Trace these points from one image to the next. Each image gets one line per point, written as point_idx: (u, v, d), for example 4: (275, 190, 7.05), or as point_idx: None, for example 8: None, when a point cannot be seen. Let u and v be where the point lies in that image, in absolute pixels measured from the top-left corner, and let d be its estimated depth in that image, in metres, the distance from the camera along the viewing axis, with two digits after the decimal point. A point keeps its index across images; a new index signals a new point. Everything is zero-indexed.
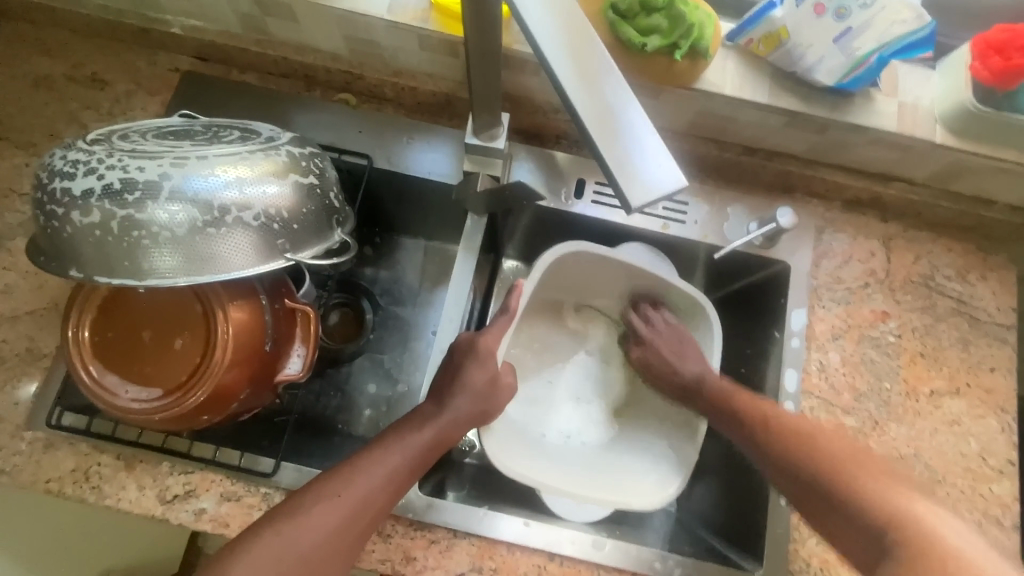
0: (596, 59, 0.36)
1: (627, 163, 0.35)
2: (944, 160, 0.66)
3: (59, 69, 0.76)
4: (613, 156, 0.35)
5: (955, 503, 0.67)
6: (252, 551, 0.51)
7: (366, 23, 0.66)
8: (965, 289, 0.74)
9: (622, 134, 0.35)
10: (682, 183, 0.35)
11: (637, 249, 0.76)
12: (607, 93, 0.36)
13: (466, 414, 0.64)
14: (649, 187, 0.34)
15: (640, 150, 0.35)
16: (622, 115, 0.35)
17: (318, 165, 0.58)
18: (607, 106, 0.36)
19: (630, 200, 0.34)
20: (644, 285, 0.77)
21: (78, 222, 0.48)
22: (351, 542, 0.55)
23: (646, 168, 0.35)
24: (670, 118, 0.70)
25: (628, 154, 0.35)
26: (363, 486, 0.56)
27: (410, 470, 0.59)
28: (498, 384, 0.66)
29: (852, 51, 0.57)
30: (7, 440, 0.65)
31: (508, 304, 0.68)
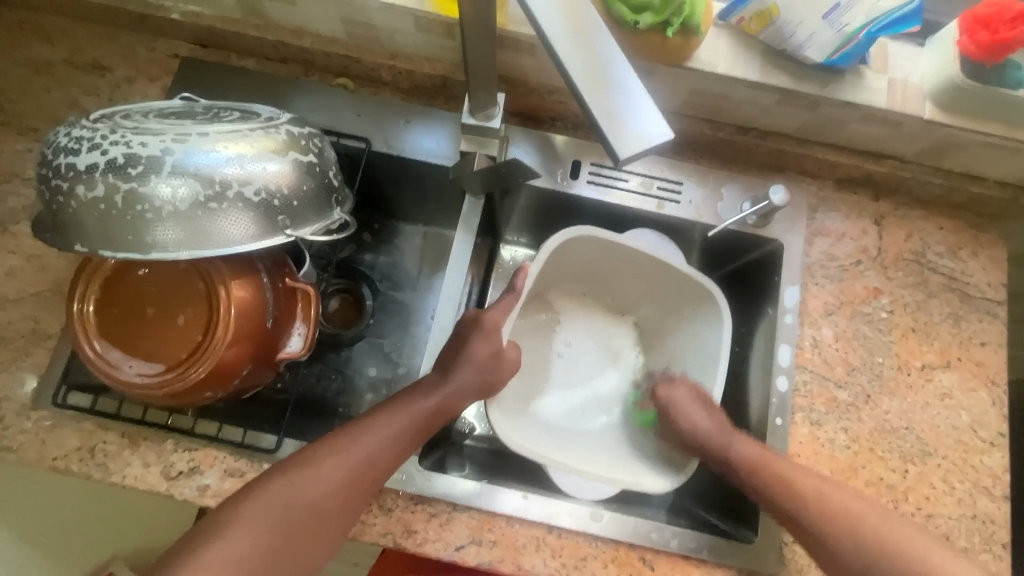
0: (588, 22, 0.38)
1: (617, 119, 0.37)
2: (934, 136, 0.67)
3: (60, 55, 0.77)
4: (603, 112, 0.37)
5: (945, 474, 0.68)
6: (262, 497, 0.53)
7: (363, 5, 0.67)
8: (957, 266, 0.75)
9: (611, 93, 0.37)
10: (670, 137, 0.37)
11: (641, 232, 0.77)
12: (599, 55, 0.38)
13: (467, 390, 0.65)
14: (637, 140, 0.37)
15: (628, 107, 0.37)
16: (612, 75, 0.38)
17: (317, 144, 0.59)
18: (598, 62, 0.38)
19: (621, 150, 0.36)
20: (650, 271, 0.78)
21: (82, 196, 0.49)
22: (357, 498, 0.57)
23: (635, 121, 0.37)
24: (665, 98, 0.70)
25: (618, 111, 0.37)
26: (370, 445, 0.58)
27: (414, 435, 0.61)
28: (499, 361, 0.68)
29: (842, 27, 0.58)
30: (13, 419, 0.66)
31: (514, 283, 0.69)
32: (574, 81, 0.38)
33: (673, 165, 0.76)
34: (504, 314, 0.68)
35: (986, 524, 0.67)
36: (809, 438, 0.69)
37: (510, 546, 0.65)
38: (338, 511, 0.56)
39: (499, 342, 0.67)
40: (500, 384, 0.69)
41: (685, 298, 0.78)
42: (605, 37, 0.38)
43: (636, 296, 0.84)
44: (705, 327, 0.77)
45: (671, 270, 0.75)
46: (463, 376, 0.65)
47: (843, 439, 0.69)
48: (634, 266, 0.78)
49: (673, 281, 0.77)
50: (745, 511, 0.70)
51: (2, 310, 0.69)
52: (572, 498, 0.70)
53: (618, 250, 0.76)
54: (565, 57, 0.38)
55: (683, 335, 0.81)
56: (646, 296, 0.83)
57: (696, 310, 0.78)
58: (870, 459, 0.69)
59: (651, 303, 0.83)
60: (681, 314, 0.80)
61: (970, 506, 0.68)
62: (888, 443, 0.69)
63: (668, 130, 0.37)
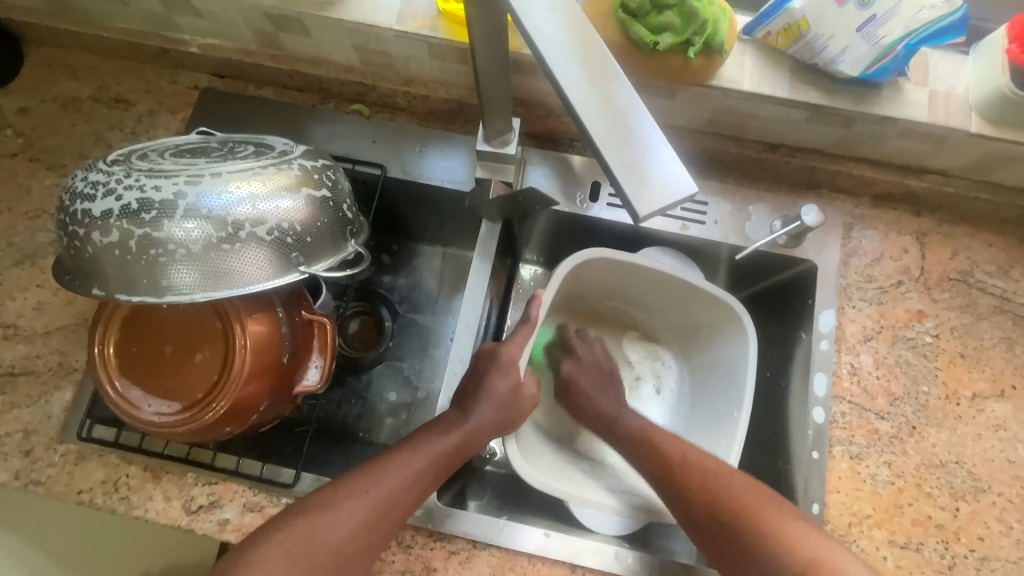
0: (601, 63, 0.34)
1: (635, 172, 0.33)
2: (982, 150, 0.62)
3: (85, 90, 0.78)
4: (619, 165, 0.33)
5: (1001, 514, 0.63)
6: (281, 540, 0.52)
7: (376, 34, 0.66)
8: (1008, 285, 0.70)
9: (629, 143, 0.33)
10: (693, 190, 0.34)
11: (659, 253, 0.75)
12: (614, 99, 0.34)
13: (487, 424, 0.64)
14: (656, 197, 0.33)
15: (645, 161, 0.33)
16: (629, 122, 0.34)
17: (331, 177, 0.58)
18: (613, 107, 0.33)
19: (641, 208, 0.32)
20: (671, 291, 0.75)
21: (99, 242, 0.49)
22: (376, 539, 0.55)
23: (655, 175, 0.33)
24: (688, 116, 0.67)
25: (634, 164, 0.33)
26: (390, 484, 0.56)
27: (432, 473, 0.59)
28: (520, 394, 0.66)
29: (878, 40, 0.54)
30: (42, 452, 0.67)
31: (528, 313, 0.67)
32: (587, 128, 0.34)
33: (698, 184, 0.73)
34: (519, 347, 0.66)
35: None
36: (849, 473, 0.65)
37: None
38: (357, 553, 0.54)
39: (518, 376, 0.66)
40: (520, 415, 0.67)
41: (711, 318, 0.75)
42: (620, 80, 0.34)
43: (665, 317, 0.81)
44: (731, 346, 0.73)
45: (692, 290, 0.72)
46: (482, 411, 0.63)
47: (886, 474, 0.65)
48: (656, 287, 0.75)
49: (697, 301, 0.74)
50: None
51: (31, 343, 0.70)
52: (597, 535, 0.68)
53: (636, 271, 0.73)
54: (577, 102, 0.33)
55: (713, 355, 0.77)
56: (674, 317, 0.80)
57: (723, 329, 0.74)
58: (916, 495, 0.64)
59: (680, 323, 0.80)
60: (711, 336, 0.76)
61: None
62: (936, 479, 0.64)
63: (689, 184, 0.33)
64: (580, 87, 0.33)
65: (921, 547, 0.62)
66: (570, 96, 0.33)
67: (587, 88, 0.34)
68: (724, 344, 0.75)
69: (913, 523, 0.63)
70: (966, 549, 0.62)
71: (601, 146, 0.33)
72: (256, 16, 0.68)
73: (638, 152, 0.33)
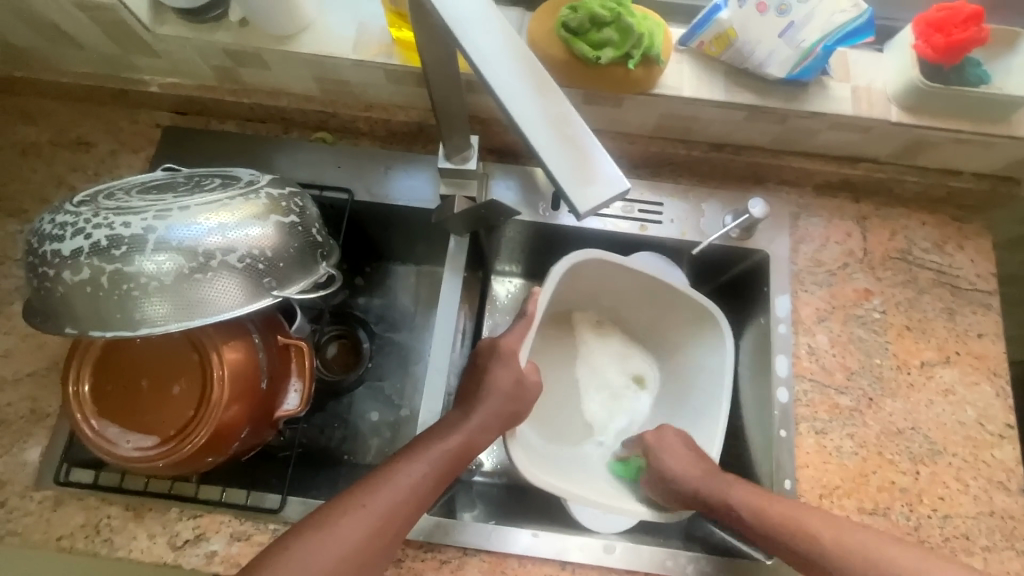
0: (535, 75, 0.36)
1: (570, 169, 0.35)
2: (906, 136, 0.67)
3: (45, 135, 0.79)
4: (554, 163, 0.35)
5: (958, 473, 0.67)
6: (281, 556, 0.52)
7: (333, 64, 0.69)
8: (944, 259, 0.75)
9: (564, 143, 0.35)
10: (624, 184, 0.35)
11: (652, 256, 0.76)
12: (551, 106, 0.36)
13: (496, 416, 0.66)
14: (592, 193, 0.34)
15: (576, 157, 0.35)
16: (565, 126, 0.35)
17: (299, 204, 0.60)
18: (548, 111, 0.35)
19: (578, 202, 0.34)
20: (651, 295, 0.78)
21: (69, 280, 0.50)
22: (375, 556, 0.55)
23: (589, 170, 0.35)
24: (637, 123, 0.71)
25: (564, 160, 0.35)
26: (386, 497, 0.57)
27: (433, 480, 0.60)
28: (525, 384, 0.68)
29: (799, 44, 0.59)
30: (17, 502, 0.66)
31: (526, 309, 0.69)
32: (523, 130, 0.36)
33: (652, 187, 0.76)
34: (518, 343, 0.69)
35: (1005, 520, 0.66)
36: (817, 447, 0.68)
37: None
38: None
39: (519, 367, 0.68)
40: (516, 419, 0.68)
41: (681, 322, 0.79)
42: (556, 89, 0.36)
43: (630, 321, 0.84)
44: (708, 349, 0.77)
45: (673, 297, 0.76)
46: (482, 411, 0.65)
47: (850, 445, 0.68)
48: (636, 290, 0.78)
49: (668, 305, 0.79)
50: None
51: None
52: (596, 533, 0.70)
53: (622, 277, 0.76)
54: (515, 108, 0.35)
55: (682, 354, 0.81)
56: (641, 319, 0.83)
57: (697, 332, 0.78)
58: (880, 463, 0.68)
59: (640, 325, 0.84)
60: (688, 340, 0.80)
61: (987, 503, 0.66)
62: (896, 446, 0.68)
63: (620, 180, 0.34)
64: (517, 95, 0.36)
65: (889, 512, 0.66)
66: (506, 103, 0.35)
67: (525, 95, 0.36)
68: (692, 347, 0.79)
69: (879, 490, 0.67)
70: (929, 509, 0.66)
71: (539, 147, 0.35)
72: (214, 53, 0.69)
73: (572, 150, 0.35)
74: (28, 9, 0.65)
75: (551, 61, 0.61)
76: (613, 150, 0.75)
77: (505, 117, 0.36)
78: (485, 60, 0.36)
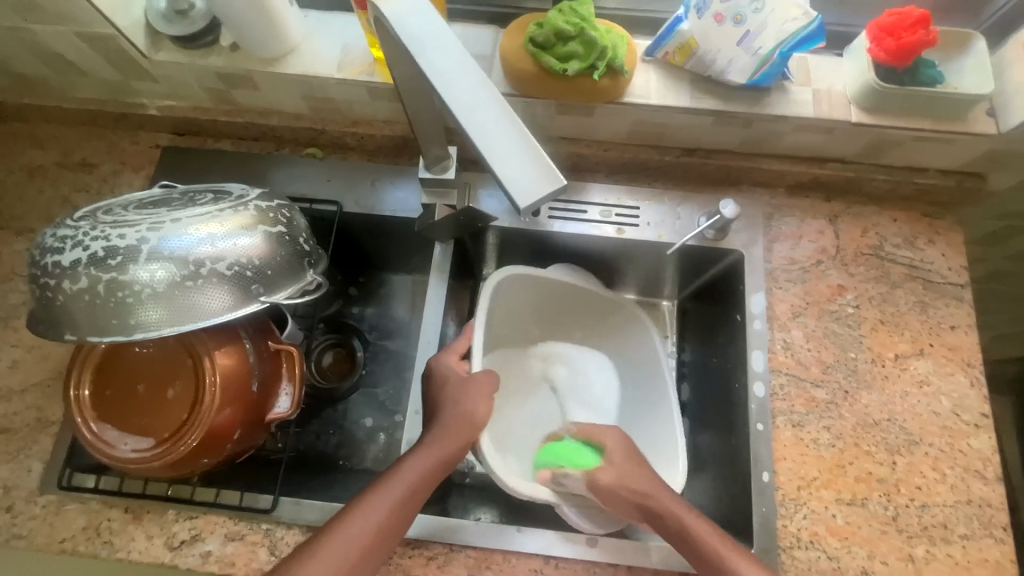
0: (482, 87, 0.39)
1: (513, 171, 0.37)
2: (868, 136, 0.70)
3: (51, 158, 0.83)
4: (499, 165, 0.37)
5: (935, 463, 0.68)
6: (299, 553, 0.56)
7: (320, 83, 0.73)
8: (916, 255, 0.77)
9: (507, 147, 0.37)
10: (563, 182, 0.36)
11: (567, 264, 0.83)
12: (496, 114, 0.38)
13: (455, 415, 0.67)
14: (534, 190, 0.36)
15: (526, 162, 0.37)
16: (508, 131, 0.38)
17: (286, 215, 0.63)
18: (496, 118, 0.38)
19: (518, 198, 0.35)
20: (580, 299, 0.84)
21: (69, 289, 0.53)
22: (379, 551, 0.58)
23: (532, 171, 0.37)
24: (610, 131, 0.75)
25: (514, 165, 0.37)
26: (385, 497, 0.60)
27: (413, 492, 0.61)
28: (473, 380, 0.69)
29: (756, 51, 0.62)
30: (22, 506, 0.68)
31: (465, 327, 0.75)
32: (473, 137, 0.38)
33: (629, 192, 0.79)
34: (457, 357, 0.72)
35: (983, 509, 0.67)
36: (794, 440, 0.70)
37: None
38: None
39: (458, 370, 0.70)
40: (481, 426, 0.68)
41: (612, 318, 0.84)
42: (503, 99, 0.39)
43: (570, 334, 0.88)
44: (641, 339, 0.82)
45: (594, 293, 0.82)
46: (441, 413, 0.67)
47: (827, 437, 0.70)
48: (567, 298, 0.84)
49: (599, 304, 0.84)
50: (740, 526, 0.69)
51: (7, 402, 0.72)
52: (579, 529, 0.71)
53: (549, 284, 0.81)
54: (464, 116, 0.38)
55: (626, 354, 0.85)
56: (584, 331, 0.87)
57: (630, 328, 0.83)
58: (857, 455, 0.69)
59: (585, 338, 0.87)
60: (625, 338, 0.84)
61: (964, 492, 0.67)
62: (873, 437, 0.70)
63: (560, 178, 0.36)
64: (467, 105, 0.39)
65: (867, 502, 0.67)
66: (456, 112, 0.38)
67: (474, 105, 0.39)
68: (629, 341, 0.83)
69: (857, 480, 0.68)
70: (907, 499, 0.67)
71: (485, 150, 0.37)
72: (208, 77, 0.74)
73: (516, 153, 0.37)
74: (35, 40, 0.70)
75: (521, 74, 0.65)
76: (588, 157, 0.78)
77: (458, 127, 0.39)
78: (441, 77, 0.39)
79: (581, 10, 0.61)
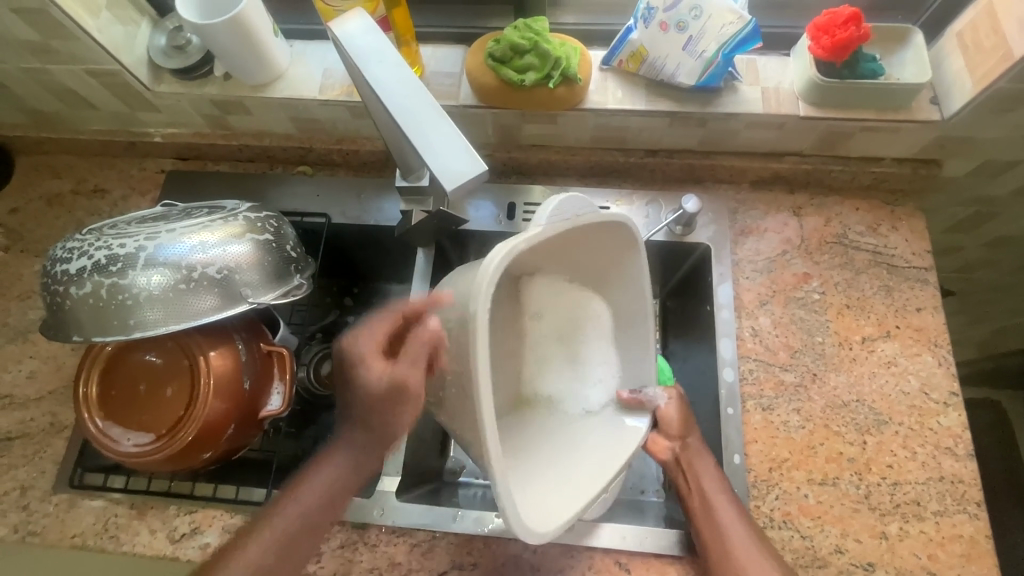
0: (419, 94, 0.47)
1: (444, 162, 0.45)
2: (819, 129, 0.74)
3: (67, 186, 0.91)
4: (433, 158, 0.45)
5: (904, 442, 0.70)
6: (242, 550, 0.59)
7: (305, 104, 0.79)
8: (879, 242, 0.79)
9: (438, 143, 0.45)
10: (485, 170, 0.45)
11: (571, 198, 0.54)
12: (430, 116, 0.46)
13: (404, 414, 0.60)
14: (462, 177, 0.44)
15: (460, 156, 0.45)
16: (439, 130, 0.46)
17: (274, 224, 0.68)
18: (430, 120, 0.46)
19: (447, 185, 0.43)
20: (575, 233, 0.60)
21: (75, 294, 0.59)
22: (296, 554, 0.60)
23: (459, 162, 0.45)
24: (576, 136, 0.79)
25: (449, 158, 0.45)
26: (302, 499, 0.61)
27: (342, 480, 0.63)
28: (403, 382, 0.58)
29: (701, 54, 0.67)
30: (37, 505, 0.73)
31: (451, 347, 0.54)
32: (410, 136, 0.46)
33: (600, 193, 0.83)
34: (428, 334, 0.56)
35: (955, 485, 0.68)
36: (764, 423, 0.72)
37: (491, 564, 0.68)
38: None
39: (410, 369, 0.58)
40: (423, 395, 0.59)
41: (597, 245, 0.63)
42: (436, 103, 0.47)
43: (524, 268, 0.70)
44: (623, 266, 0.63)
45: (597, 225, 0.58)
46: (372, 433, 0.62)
47: (797, 420, 0.72)
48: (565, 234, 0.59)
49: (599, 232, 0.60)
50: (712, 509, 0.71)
51: (25, 409, 0.78)
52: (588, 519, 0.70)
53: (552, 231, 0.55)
54: (403, 119, 0.46)
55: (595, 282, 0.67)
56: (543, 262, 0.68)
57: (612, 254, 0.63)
58: (826, 436, 0.71)
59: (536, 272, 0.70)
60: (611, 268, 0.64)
61: (935, 469, 0.68)
62: (842, 418, 0.71)
63: (483, 167, 0.45)
64: (404, 109, 0.46)
65: (838, 481, 0.69)
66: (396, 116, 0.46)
67: (410, 110, 0.46)
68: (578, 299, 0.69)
69: (827, 461, 0.69)
70: (878, 477, 0.68)
71: (421, 147, 0.45)
72: (205, 104, 0.81)
73: (446, 147, 0.45)
74: (51, 79, 0.78)
75: (484, 87, 0.70)
76: (558, 162, 0.83)
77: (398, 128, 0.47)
78: (384, 85, 0.47)
79: (535, 26, 0.67)
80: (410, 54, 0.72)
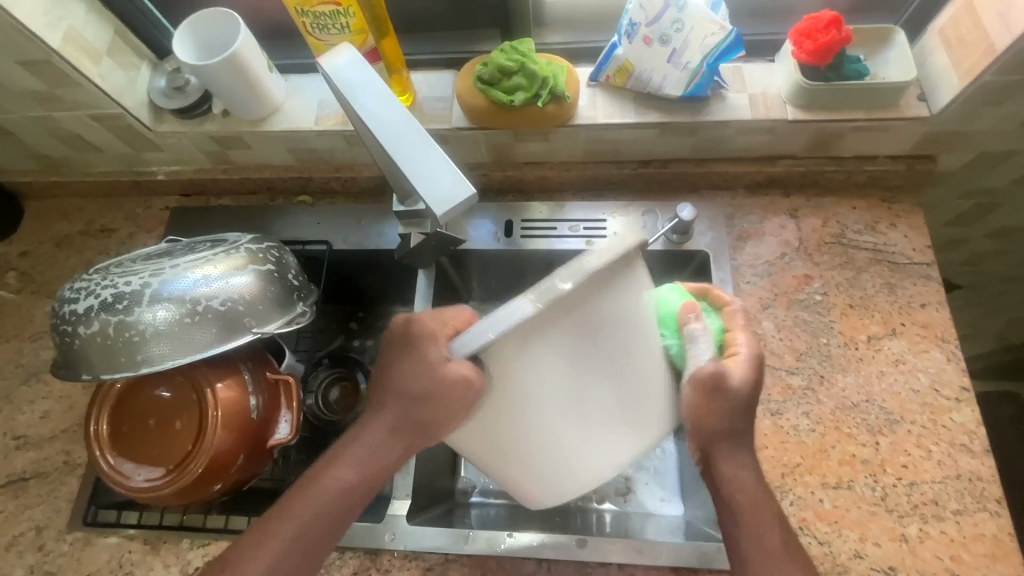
0: (406, 122, 0.48)
1: (434, 186, 0.46)
2: (809, 131, 0.74)
3: (76, 228, 0.93)
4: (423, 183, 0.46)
5: (918, 440, 0.69)
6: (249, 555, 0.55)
7: (303, 136, 0.81)
8: (878, 239, 0.79)
9: (427, 167, 0.46)
10: (473, 192, 0.45)
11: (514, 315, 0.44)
12: (419, 143, 0.47)
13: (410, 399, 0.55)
14: (451, 201, 0.45)
15: (449, 180, 0.46)
16: (429, 156, 0.47)
17: (275, 254, 0.69)
18: (418, 147, 0.47)
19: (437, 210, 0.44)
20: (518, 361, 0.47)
21: (83, 333, 0.60)
22: (314, 540, 0.56)
23: (449, 185, 0.46)
24: (568, 152, 0.81)
25: (439, 183, 0.46)
26: (328, 484, 0.57)
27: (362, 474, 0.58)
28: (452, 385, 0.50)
29: (686, 65, 0.69)
30: (53, 544, 0.74)
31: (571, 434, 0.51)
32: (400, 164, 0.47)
33: (595, 206, 0.83)
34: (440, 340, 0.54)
35: (973, 482, 0.66)
36: (774, 428, 0.71)
37: None
38: None
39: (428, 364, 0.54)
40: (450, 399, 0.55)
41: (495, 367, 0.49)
42: (423, 130, 0.48)
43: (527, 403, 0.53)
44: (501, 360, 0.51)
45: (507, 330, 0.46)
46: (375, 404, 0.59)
47: (807, 423, 0.71)
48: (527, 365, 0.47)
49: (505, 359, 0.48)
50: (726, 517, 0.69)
51: (39, 448, 0.79)
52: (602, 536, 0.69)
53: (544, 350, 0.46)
54: (393, 147, 0.47)
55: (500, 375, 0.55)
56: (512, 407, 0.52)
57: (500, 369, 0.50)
58: (838, 438, 0.70)
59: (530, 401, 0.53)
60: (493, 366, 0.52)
61: (952, 467, 0.67)
62: (853, 419, 0.70)
63: (471, 189, 0.46)
64: (393, 138, 0.47)
65: (853, 484, 0.67)
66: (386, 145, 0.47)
67: (399, 138, 0.48)
68: (522, 359, 0.47)
69: (841, 464, 0.68)
70: (894, 478, 0.67)
71: (411, 173, 0.46)
72: (205, 141, 0.83)
73: (435, 172, 0.46)
74: (57, 125, 0.80)
75: (475, 109, 0.72)
76: (553, 178, 0.84)
77: (389, 156, 0.48)
78: (372, 115, 0.48)
79: (521, 49, 0.69)
80: (401, 82, 0.74)
